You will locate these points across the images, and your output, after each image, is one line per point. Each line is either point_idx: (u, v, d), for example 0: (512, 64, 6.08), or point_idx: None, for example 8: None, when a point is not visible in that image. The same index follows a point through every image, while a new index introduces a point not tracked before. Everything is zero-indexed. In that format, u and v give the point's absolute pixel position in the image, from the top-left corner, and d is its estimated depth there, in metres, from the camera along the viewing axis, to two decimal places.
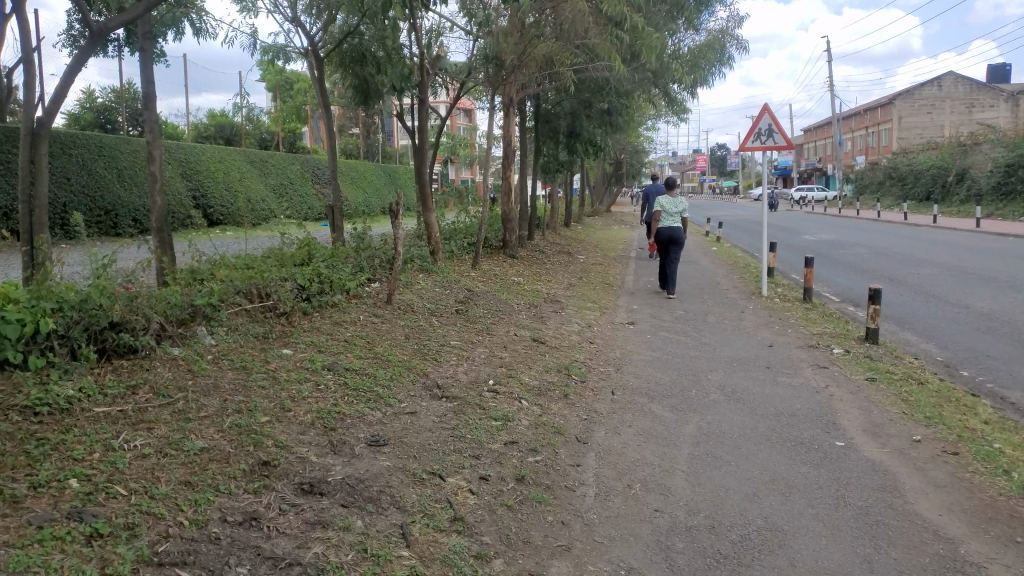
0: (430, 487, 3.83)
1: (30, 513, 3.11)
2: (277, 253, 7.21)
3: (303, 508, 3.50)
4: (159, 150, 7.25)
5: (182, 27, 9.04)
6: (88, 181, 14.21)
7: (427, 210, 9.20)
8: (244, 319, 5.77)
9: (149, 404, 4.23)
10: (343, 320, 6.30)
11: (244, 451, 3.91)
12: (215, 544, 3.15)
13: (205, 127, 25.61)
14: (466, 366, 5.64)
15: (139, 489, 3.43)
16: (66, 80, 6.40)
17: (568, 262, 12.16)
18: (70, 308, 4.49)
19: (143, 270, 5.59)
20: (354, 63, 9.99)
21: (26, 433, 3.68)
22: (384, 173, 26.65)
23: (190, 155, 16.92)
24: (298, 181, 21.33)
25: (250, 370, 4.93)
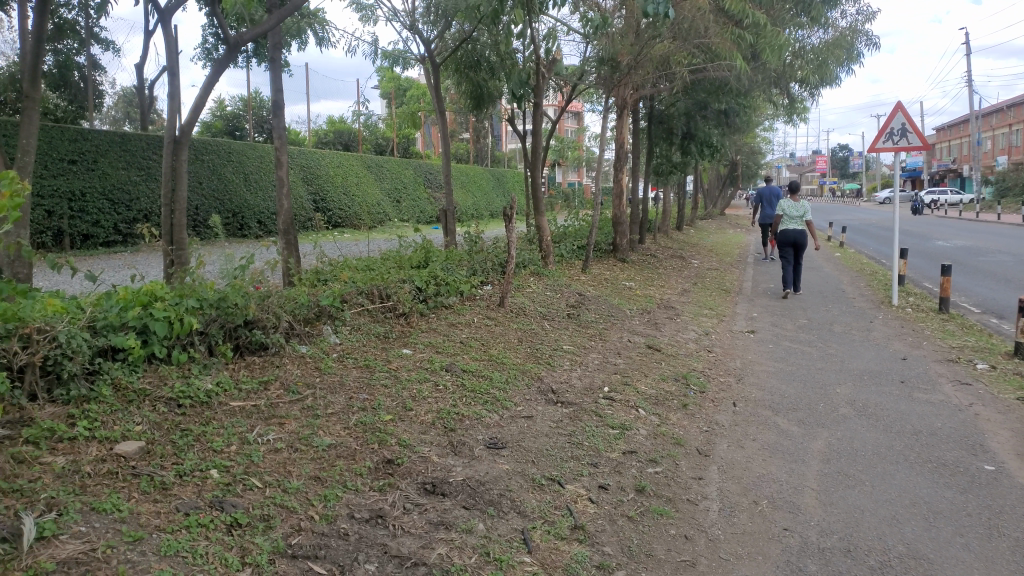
0: (550, 493, 3.81)
1: (178, 500, 3.30)
2: (394, 257, 7.41)
3: (427, 508, 3.55)
4: (286, 157, 7.59)
5: (307, 38, 9.43)
6: (219, 186, 15.08)
7: (540, 214, 9.24)
8: (367, 319, 5.96)
9: (280, 400, 4.43)
10: (458, 321, 6.39)
11: (369, 449, 4.01)
12: (344, 540, 3.24)
13: (326, 133, 26.73)
14: (580, 371, 5.60)
15: (273, 482, 3.57)
16: (204, 91, 6.79)
17: (681, 267, 11.90)
18: (209, 306, 4.76)
19: (273, 272, 5.86)
20: (469, 69, 10.16)
21: (172, 423, 3.92)
22: (494, 176, 27.00)
23: (311, 161, 17.66)
24: (412, 185, 21.87)
25: (373, 368, 5.08)
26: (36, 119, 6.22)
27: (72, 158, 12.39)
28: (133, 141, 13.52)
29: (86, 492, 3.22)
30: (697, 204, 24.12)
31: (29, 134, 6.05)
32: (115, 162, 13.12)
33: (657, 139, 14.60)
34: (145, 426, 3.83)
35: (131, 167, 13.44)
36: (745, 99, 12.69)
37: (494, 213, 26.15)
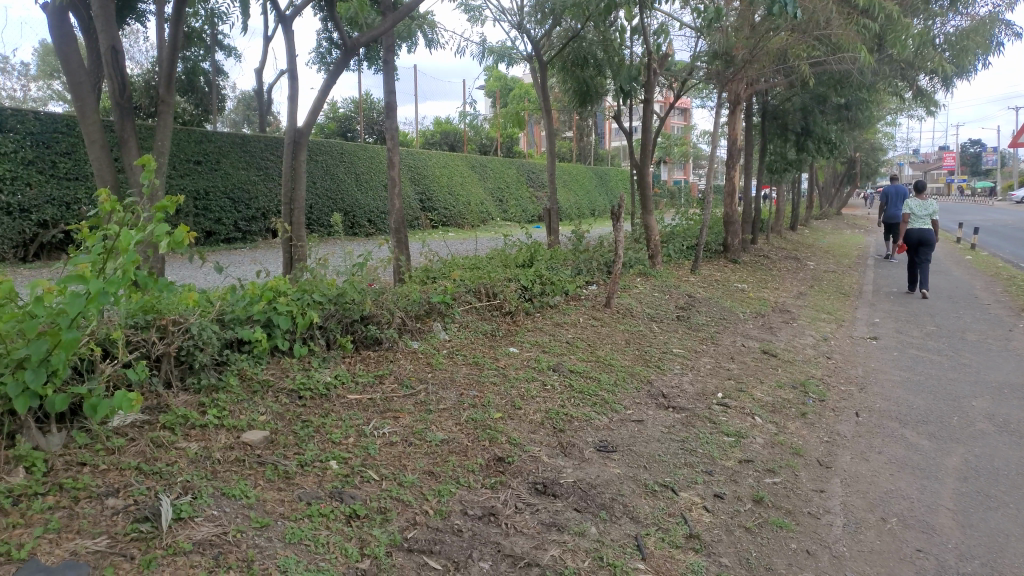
0: (663, 500, 3.72)
1: (300, 489, 3.42)
2: (500, 254, 7.46)
3: (539, 508, 3.53)
4: (398, 156, 7.77)
5: (417, 39, 9.60)
6: (332, 186, 15.62)
7: (648, 212, 9.12)
8: (475, 317, 6.02)
9: (394, 394, 4.53)
10: (564, 321, 6.36)
11: (480, 446, 4.04)
12: (458, 536, 3.27)
13: (432, 134, 27.25)
14: (691, 376, 5.46)
15: (389, 475, 3.65)
16: (322, 93, 7.05)
17: (795, 269, 11.43)
18: (328, 302, 4.92)
19: (386, 268, 6.00)
20: (576, 67, 10.10)
21: (293, 414, 4.08)
22: (596, 175, 26.81)
23: (418, 161, 18.06)
24: (514, 184, 22.01)
25: (482, 366, 5.12)
26: (170, 122, 6.61)
27: (197, 158, 13.10)
28: (252, 143, 14.21)
29: (217, 477, 3.39)
30: (811, 202, 23.14)
31: (165, 136, 6.44)
32: (236, 162, 13.83)
33: (770, 135, 14.25)
34: (269, 416, 3.99)
35: (251, 167, 14.14)
36: (867, 93, 12.09)
37: (597, 212, 25.93)
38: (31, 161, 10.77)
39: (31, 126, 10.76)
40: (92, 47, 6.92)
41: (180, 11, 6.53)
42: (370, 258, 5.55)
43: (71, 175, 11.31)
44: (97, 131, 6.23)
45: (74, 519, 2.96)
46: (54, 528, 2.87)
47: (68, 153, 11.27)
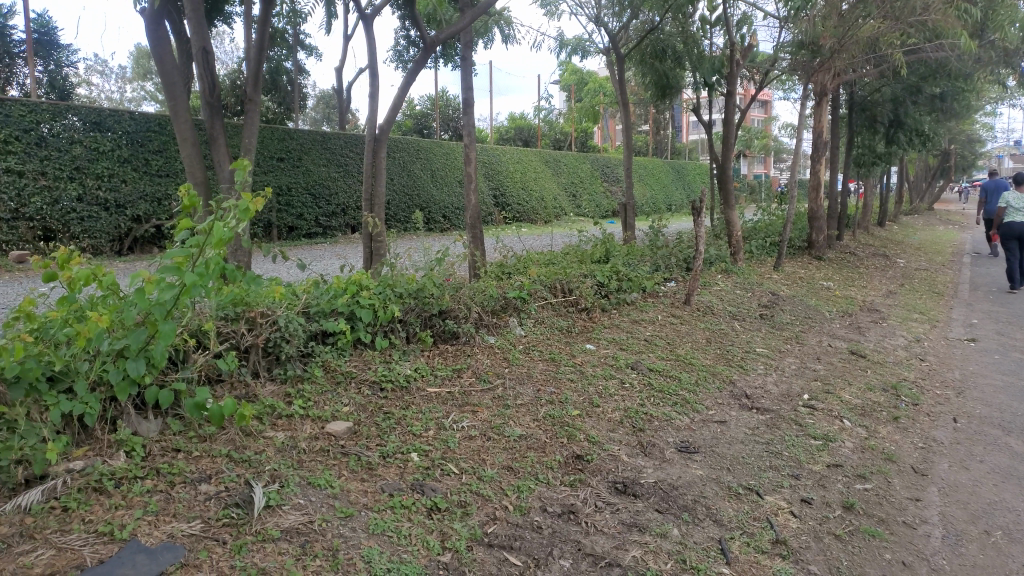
0: (747, 503, 3.61)
1: (383, 481, 3.47)
2: (576, 250, 7.39)
3: (619, 508, 3.48)
4: (474, 152, 7.81)
5: (493, 35, 9.61)
6: (409, 182, 15.84)
7: (729, 208, 8.93)
8: (550, 313, 5.99)
9: (473, 388, 4.56)
10: (642, 318, 6.27)
11: (559, 443, 4.01)
12: (538, 533, 3.26)
13: (506, 130, 27.32)
14: (775, 376, 5.30)
15: (469, 469, 3.66)
16: (402, 90, 7.14)
17: (884, 267, 10.97)
18: (408, 296, 4.99)
19: (462, 263, 6.03)
20: (654, 59, 9.93)
21: (375, 406, 4.15)
22: (673, 170, 26.35)
23: (493, 157, 18.14)
24: (588, 179, 21.88)
25: (559, 362, 5.10)
26: (257, 120, 6.80)
27: (280, 156, 13.48)
28: (333, 140, 14.53)
29: (303, 466, 3.47)
30: (900, 197, 22.18)
31: (252, 134, 6.62)
32: (316, 159, 14.18)
33: (857, 127, 13.79)
34: (352, 407, 4.08)
35: (331, 164, 14.48)
36: (964, 82, 11.49)
37: (674, 207, 25.53)
38: (126, 159, 11.29)
39: (126, 126, 11.26)
40: (186, 49, 7.19)
41: (267, 12, 6.72)
42: (448, 253, 5.58)
43: (162, 172, 11.79)
44: (189, 129, 6.46)
45: (170, 503, 3.08)
46: (152, 511, 3.00)
47: (160, 151, 11.74)
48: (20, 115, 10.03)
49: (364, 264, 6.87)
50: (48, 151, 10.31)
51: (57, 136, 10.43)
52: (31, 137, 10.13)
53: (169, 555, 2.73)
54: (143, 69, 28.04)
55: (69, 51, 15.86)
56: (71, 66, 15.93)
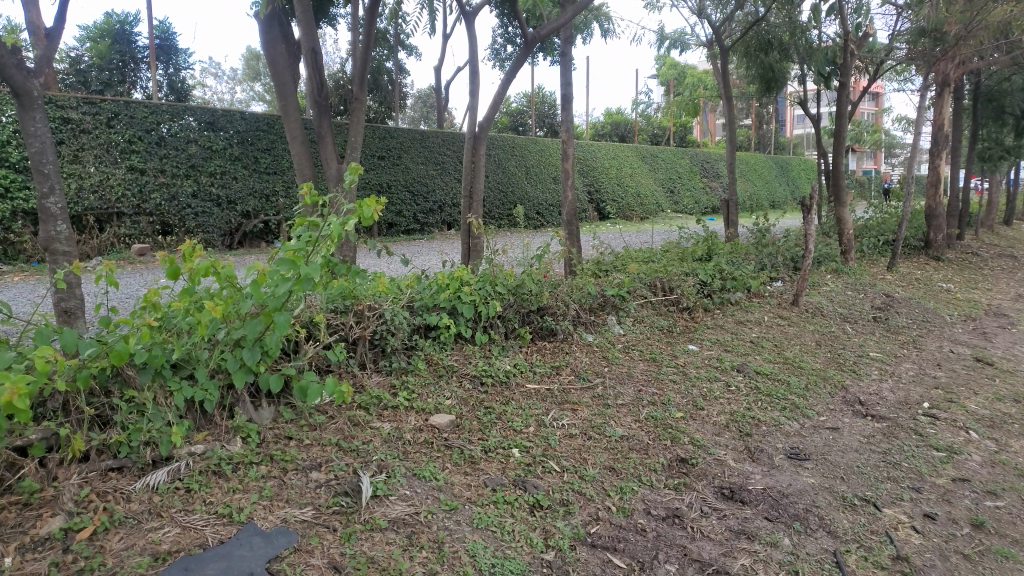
0: (864, 515, 3.43)
1: (485, 475, 3.48)
2: (676, 247, 7.23)
3: (726, 514, 3.37)
4: (572, 148, 7.76)
5: (593, 29, 9.51)
6: (505, 179, 15.94)
7: (841, 204, 8.56)
8: (650, 312, 5.89)
9: (572, 386, 4.53)
10: (747, 319, 6.08)
11: (662, 445, 3.93)
12: (642, 536, 3.19)
13: (602, 125, 27.11)
14: (892, 383, 5.03)
15: (570, 468, 3.62)
16: (502, 87, 7.17)
17: (1011, 268, 10.26)
18: (508, 292, 5.00)
19: (561, 260, 5.99)
20: (759, 52, 9.60)
21: (476, 400, 4.18)
22: (776, 165, 25.47)
23: (588, 153, 18.03)
24: (686, 175, 21.43)
25: (661, 363, 4.99)
26: (362, 118, 6.96)
27: (380, 154, 13.81)
28: (431, 138, 14.78)
29: (409, 457, 3.54)
30: None
31: (358, 132, 6.79)
32: (415, 157, 14.46)
33: (982, 119, 12.96)
34: (454, 401, 4.13)
35: (428, 162, 14.74)
36: None
37: (777, 203, 24.70)
38: (237, 157, 11.82)
39: (237, 126, 11.79)
40: (297, 49, 7.45)
41: (373, 12, 6.87)
42: (548, 249, 5.54)
43: (270, 170, 12.26)
44: (299, 128, 6.68)
45: (283, 488, 3.19)
46: (267, 495, 3.12)
47: (268, 149, 12.23)
48: (142, 116, 10.66)
49: (463, 261, 6.95)
50: (167, 150, 10.91)
51: (175, 136, 11.02)
52: (152, 137, 10.74)
53: (284, 540, 2.83)
54: (252, 70, 29.36)
55: (186, 55, 16.74)
56: (188, 69, 16.81)
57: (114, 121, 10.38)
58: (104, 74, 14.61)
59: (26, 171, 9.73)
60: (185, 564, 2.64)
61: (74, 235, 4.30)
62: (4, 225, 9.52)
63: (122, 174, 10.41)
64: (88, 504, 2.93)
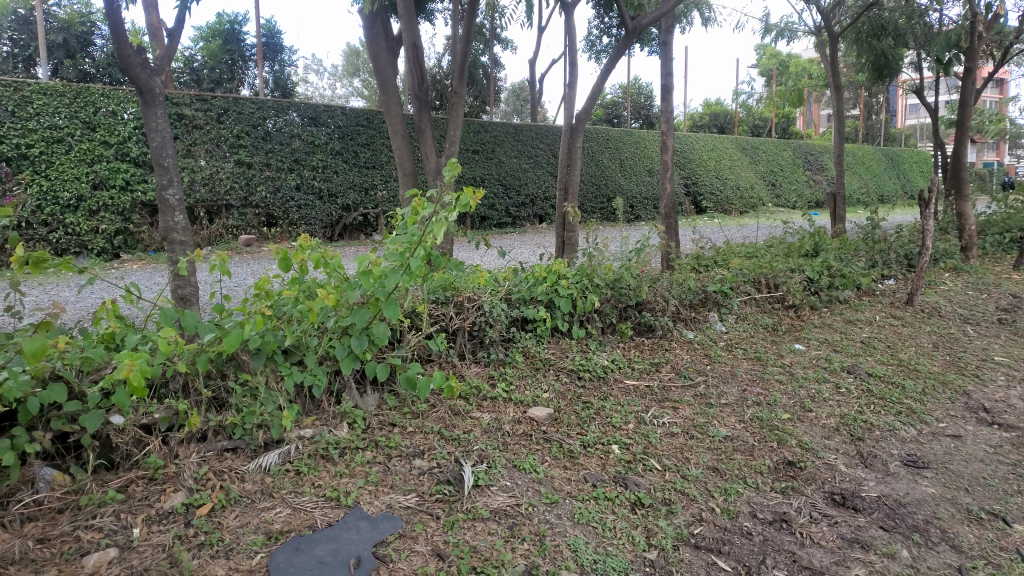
0: (992, 531, 3.21)
1: (586, 470, 3.45)
2: (780, 242, 6.98)
3: (838, 521, 3.22)
4: (672, 140, 7.59)
5: (694, 17, 9.28)
6: (598, 172, 15.81)
7: (963, 198, 8.06)
8: (754, 309, 5.71)
9: (673, 383, 4.43)
10: (857, 318, 5.80)
11: (768, 447, 3.79)
12: (748, 539, 3.08)
13: (700, 116, 26.49)
14: (1021, 389, 4.68)
15: (672, 467, 3.55)
16: (601, 79, 7.10)
17: None
18: (606, 286, 4.93)
19: (660, 254, 5.88)
20: (873, 38, 9.13)
21: (574, 394, 4.15)
22: (886, 157, 24.24)
23: (686, 145, 17.66)
24: (789, 167, 20.68)
25: (766, 362, 4.82)
26: (461, 112, 7.03)
27: (474, 148, 13.94)
28: (524, 131, 14.82)
29: (509, 449, 3.55)
30: None
31: (457, 126, 6.85)
32: (509, 150, 14.53)
33: None
34: (551, 394, 4.12)
35: (522, 155, 14.78)
36: None
37: (886, 198, 23.50)
38: (338, 151, 12.17)
39: (338, 121, 12.14)
40: (399, 42, 7.57)
41: (473, 6, 6.92)
42: (648, 243, 5.43)
43: (369, 164, 12.57)
44: (399, 122, 6.81)
45: (388, 475, 3.26)
46: (372, 481, 3.19)
47: (367, 144, 12.54)
48: (249, 112, 11.11)
49: (558, 254, 6.92)
50: (272, 145, 11.35)
51: (279, 131, 11.44)
52: (258, 132, 11.19)
53: (390, 525, 2.89)
54: (352, 65, 30.19)
55: (290, 52, 17.41)
56: (292, 65, 17.46)
57: (224, 117, 10.85)
58: (215, 73, 15.33)
59: (145, 165, 10.31)
60: (296, 545, 2.73)
61: (190, 225, 4.52)
62: (125, 216, 10.11)
63: (230, 168, 10.89)
64: (206, 482, 3.07)
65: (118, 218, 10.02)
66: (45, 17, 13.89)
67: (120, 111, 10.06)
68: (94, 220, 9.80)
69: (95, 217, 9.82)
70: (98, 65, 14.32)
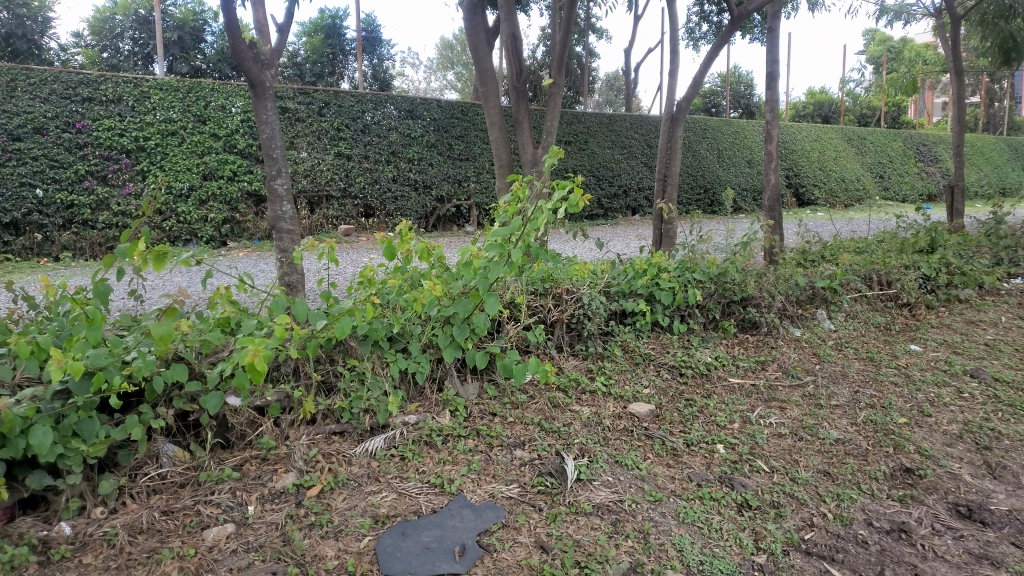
0: None
1: (689, 469, 3.36)
2: (893, 237, 6.64)
3: (963, 534, 3.02)
4: (776, 129, 7.31)
5: (800, 2, 8.92)
6: (694, 163, 15.45)
7: None
8: (866, 307, 5.45)
9: (780, 382, 4.28)
10: (979, 319, 5.45)
11: (883, 452, 3.60)
12: (863, 548, 2.91)
13: (804, 105, 25.51)
14: None
15: (780, 469, 3.41)
16: (703, 67, 6.91)
17: None
18: (709, 280, 4.81)
19: (764, 248, 5.69)
20: (999, 19, 8.53)
21: (675, 391, 4.07)
22: (1008, 147, 22.66)
23: (788, 135, 17.10)
24: (899, 158, 19.67)
25: (879, 362, 4.60)
26: (559, 103, 6.98)
27: (568, 139, 13.90)
28: (618, 122, 14.67)
29: (610, 444, 3.50)
30: None
31: (555, 116, 6.79)
32: (603, 141, 14.42)
33: None
34: (652, 390, 4.04)
35: (616, 146, 14.63)
36: None
37: (1008, 190, 21.96)
38: (433, 144, 12.35)
39: (434, 114, 12.31)
40: (495, 33, 7.58)
41: None
42: (754, 236, 5.25)
43: (463, 155, 12.69)
44: (497, 114, 6.82)
45: (490, 464, 3.27)
46: (475, 469, 3.21)
47: (462, 136, 12.67)
48: (349, 105, 11.40)
49: (656, 247, 6.77)
50: (371, 137, 11.62)
51: (377, 123, 11.70)
52: (358, 125, 11.47)
53: (492, 514, 2.90)
54: (446, 59, 30.57)
55: (388, 46, 17.79)
56: (390, 59, 17.85)
57: (325, 110, 11.18)
58: (317, 67, 15.82)
59: (251, 156, 10.73)
60: (402, 530, 2.77)
61: (297, 215, 4.66)
62: (232, 205, 10.56)
63: (331, 160, 11.21)
64: (316, 463, 3.16)
65: (225, 208, 10.47)
66: (163, 17, 14.66)
67: (229, 105, 10.50)
68: (204, 209, 10.27)
69: (205, 206, 10.29)
70: (209, 61, 15.10)
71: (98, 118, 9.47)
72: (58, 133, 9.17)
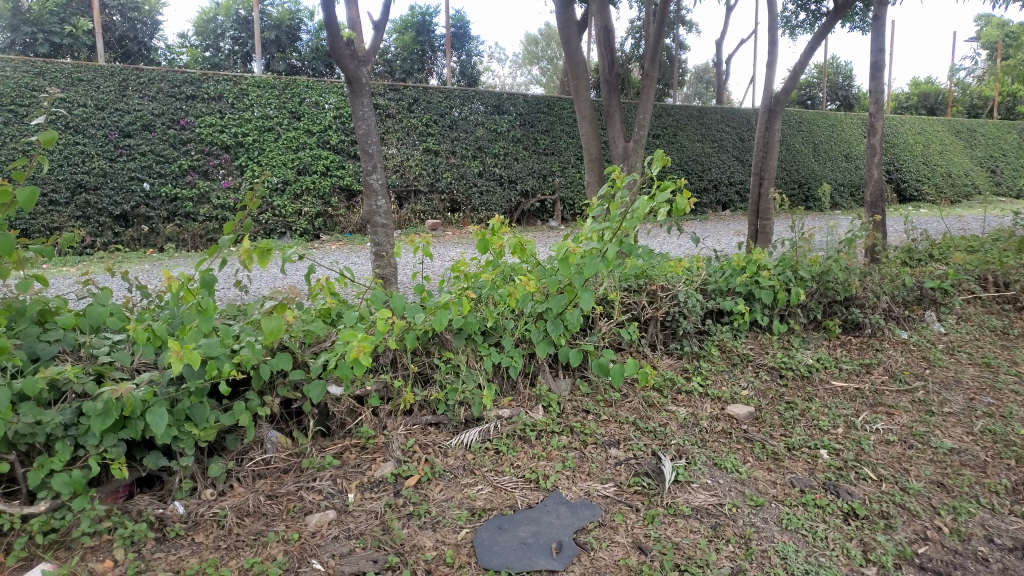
0: None
1: (792, 474, 3.24)
2: (1011, 235, 6.24)
3: None
4: (881, 122, 6.97)
5: None
6: (788, 157, 14.95)
7: None
8: (979, 309, 5.16)
9: (886, 387, 4.08)
10: None
11: (1004, 465, 3.38)
12: (983, 566, 2.73)
13: (908, 97, 24.29)
14: None
15: (889, 477, 3.25)
16: (802, 58, 6.66)
17: None
18: (811, 279, 4.62)
19: (867, 246, 5.44)
20: None
21: (775, 393, 3.94)
22: None
23: (890, 128, 16.34)
24: (1013, 151, 18.51)
25: (997, 369, 4.33)
26: (651, 96, 6.85)
27: (656, 133, 13.68)
28: (709, 115, 14.33)
29: (708, 445, 3.42)
30: None
31: (647, 109, 6.67)
32: (692, 135, 14.13)
33: None
34: (751, 392, 3.93)
35: (706, 139, 14.29)
36: None
37: None
38: (519, 138, 12.37)
39: (520, 109, 12.33)
40: (586, 26, 7.50)
41: None
42: (859, 233, 5.01)
43: (549, 150, 12.66)
44: (587, 108, 6.75)
45: (585, 461, 3.25)
46: (570, 466, 3.19)
47: (548, 131, 12.65)
48: (438, 101, 11.55)
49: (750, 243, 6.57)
50: (458, 133, 11.74)
51: (465, 119, 11.81)
52: (446, 121, 11.62)
53: (588, 513, 2.87)
54: (531, 55, 30.61)
55: (476, 41, 17.93)
56: (478, 54, 17.99)
57: (414, 106, 11.36)
58: (407, 63, 16.06)
59: (343, 152, 11.01)
60: (498, 524, 2.78)
61: (391, 209, 4.74)
62: (325, 199, 10.86)
63: (418, 155, 11.38)
64: (413, 454, 3.21)
65: (318, 202, 10.78)
66: (261, 17, 15.23)
67: (323, 101, 10.82)
68: (298, 203, 10.60)
69: (299, 200, 10.62)
70: (305, 59, 15.57)
71: (201, 115, 9.89)
72: (164, 130, 9.63)
